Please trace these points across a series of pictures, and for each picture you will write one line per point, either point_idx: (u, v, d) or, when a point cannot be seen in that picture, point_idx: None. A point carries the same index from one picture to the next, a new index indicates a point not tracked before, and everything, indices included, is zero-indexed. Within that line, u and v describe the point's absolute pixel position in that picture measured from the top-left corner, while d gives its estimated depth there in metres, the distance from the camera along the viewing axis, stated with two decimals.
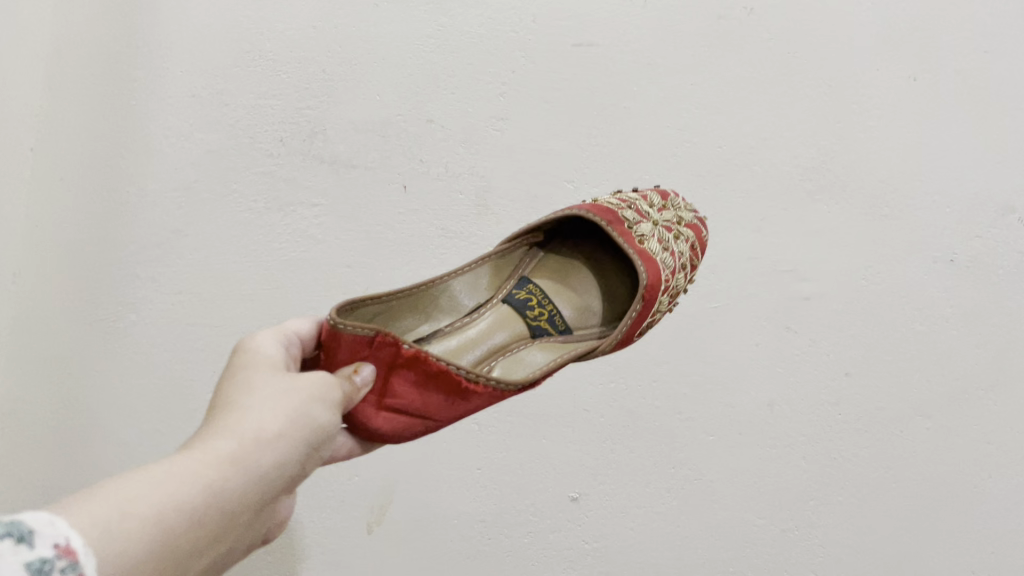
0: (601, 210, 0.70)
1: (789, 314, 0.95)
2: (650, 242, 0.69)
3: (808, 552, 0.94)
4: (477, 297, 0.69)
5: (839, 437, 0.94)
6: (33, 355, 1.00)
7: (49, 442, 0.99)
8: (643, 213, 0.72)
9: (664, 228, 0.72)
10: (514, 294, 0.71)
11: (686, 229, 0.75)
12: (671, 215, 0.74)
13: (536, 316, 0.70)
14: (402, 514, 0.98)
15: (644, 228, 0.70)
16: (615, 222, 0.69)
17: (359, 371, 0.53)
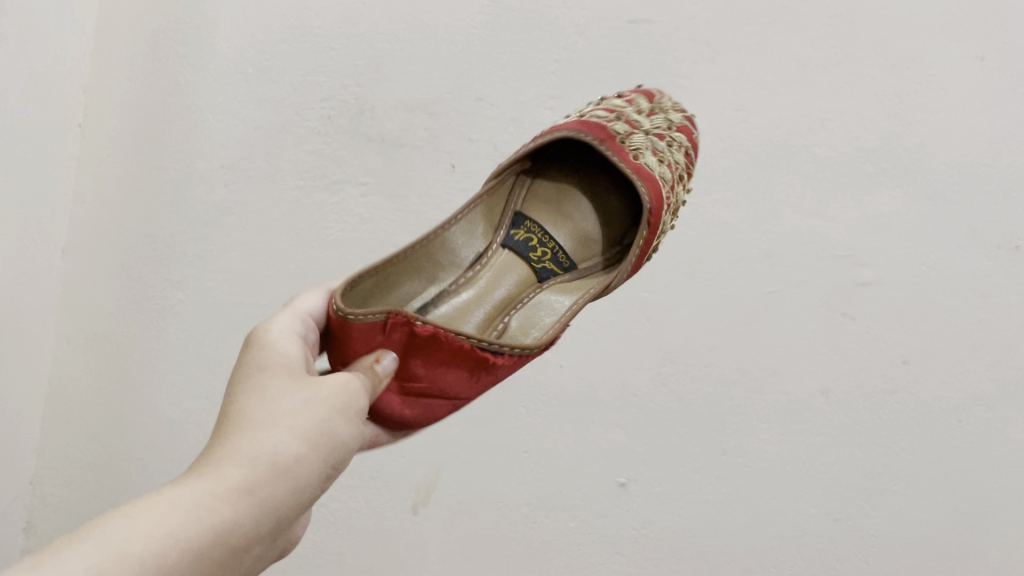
0: (591, 130, 0.66)
1: (846, 299, 0.92)
2: (644, 157, 0.66)
3: (860, 542, 0.92)
4: (476, 251, 0.67)
5: (896, 427, 0.91)
6: (105, 345, 1.04)
7: (104, 414, 1.03)
8: (633, 123, 0.70)
9: (655, 135, 0.70)
10: (513, 236, 0.68)
11: (676, 134, 0.72)
12: (660, 121, 0.72)
13: (540, 258, 0.69)
14: (446, 496, 0.97)
15: (636, 141, 0.67)
16: (609, 140, 0.66)
17: (381, 360, 0.50)
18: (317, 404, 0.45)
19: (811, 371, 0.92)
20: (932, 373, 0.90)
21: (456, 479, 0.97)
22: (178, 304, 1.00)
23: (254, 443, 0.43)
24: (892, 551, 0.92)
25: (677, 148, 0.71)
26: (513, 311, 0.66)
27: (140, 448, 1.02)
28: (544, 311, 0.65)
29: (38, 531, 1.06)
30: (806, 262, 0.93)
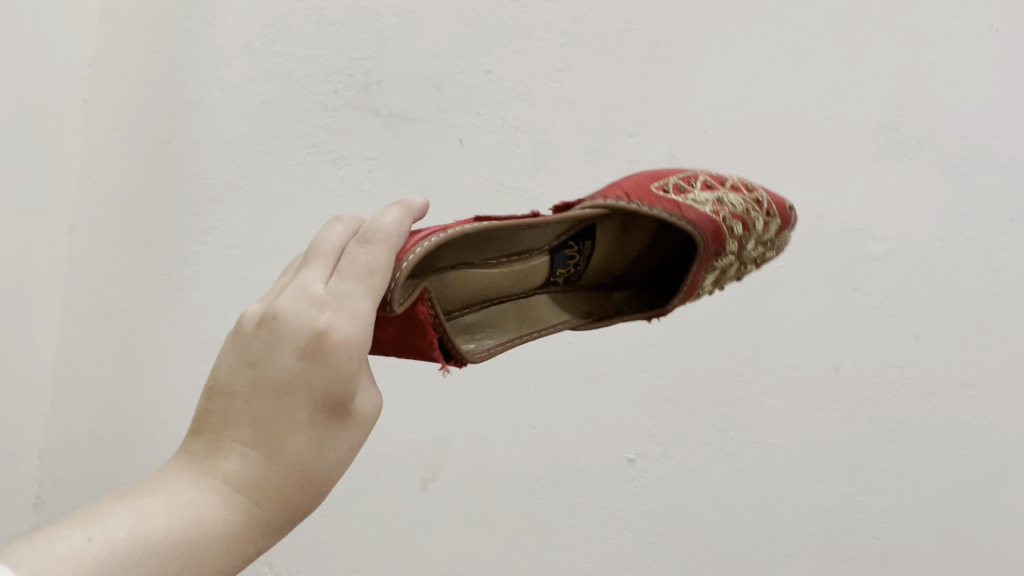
0: (713, 238, 0.62)
1: (855, 274, 0.92)
2: (708, 279, 0.65)
3: (870, 518, 0.91)
4: (532, 239, 0.61)
5: (907, 402, 0.90)
6: (114, 321, 1.03)
7: (111, 389, 1.03)
8: (743, 247, 0.67)
9: (741, 262, 0.69)
10: (563, 249, 0.64)
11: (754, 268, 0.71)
12: (758, 251, 0.70)
13: (559, 274, 0.65)
14: (454, 471, 0.97)
15: (719, 265, 0.65)
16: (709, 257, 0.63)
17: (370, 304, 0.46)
18: (352, 445, 0.44)
19: (820, 345, 0.92)
20: (943, 348, 0.90)
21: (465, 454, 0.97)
22: (186, 280, 1.00)
23: (267, 475, 0.41)
24: (905, 529, 0.91)
25: (732, 276, 0.70)
26: (495, 304, 0.61)
27: (145, 422, 1.02)
28: (517, 322, 0.62)
29: (46, 506, 1.05)
30: (817, 235, 0.93)
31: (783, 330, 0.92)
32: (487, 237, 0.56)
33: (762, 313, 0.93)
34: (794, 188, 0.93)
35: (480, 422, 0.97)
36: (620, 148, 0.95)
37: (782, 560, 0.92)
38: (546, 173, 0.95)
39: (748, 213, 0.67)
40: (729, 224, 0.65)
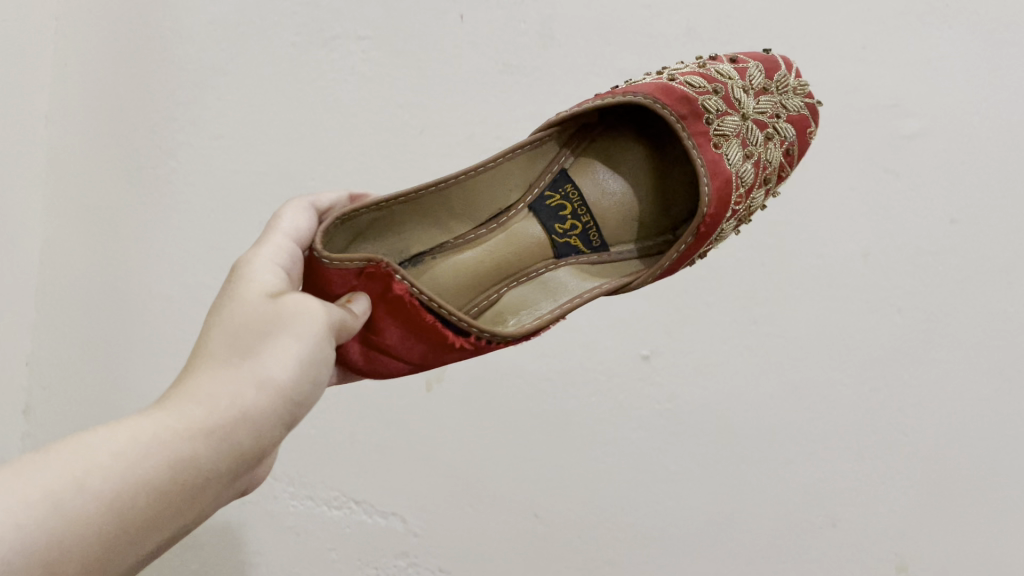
0: (667, 99, 0.63)
1: (892, 154, 0.85)
2: (729, 146, 0.64)
3: (897, 411, 0.86)
4: (501, 202, 0.66)
5: (942, 291, 0.84)
6: (101, 220, 0.99)
7: (98, 292, 0.99)
8: (733, 103, 0.66)
9: (755, 123, 0.66)
10: (547, 199, 0.68)
11: (785, 126, 0.68)
12: (767, 104, 0.68)
13: (567, 231, 0.68)
14: (463, 370, 0.94)
15: (726, 126, 0.65)
16: (689, 119, 0.64)
17: (352, 302, 0.47)
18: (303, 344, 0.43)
19: (848, 231, 0.86)
20: (981, 232, 0.84)
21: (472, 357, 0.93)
22: (172, 174, 0.96)
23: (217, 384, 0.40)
24: (935, 424, 0.86)
25: (773, 146, 0.67)
26: (514, 283, 0.65)
27: (135, 325, 0.98)
28: (546, 291, 0.65)
29: (36, 415, 1.01)
30: (846, 115, 0.87)
31: (806, 218, 0.88)
32: (438, 202, 0.60)
33: (785, 203, 0.88)
34: (825, 63, 0.87)
35: None
36: (633, 21, 0.88)
37: (804, 457, 0.88)
38: (553, 51, 0.89)
39: (705, 68, 0.67)
40: (689, 81, 0.65)
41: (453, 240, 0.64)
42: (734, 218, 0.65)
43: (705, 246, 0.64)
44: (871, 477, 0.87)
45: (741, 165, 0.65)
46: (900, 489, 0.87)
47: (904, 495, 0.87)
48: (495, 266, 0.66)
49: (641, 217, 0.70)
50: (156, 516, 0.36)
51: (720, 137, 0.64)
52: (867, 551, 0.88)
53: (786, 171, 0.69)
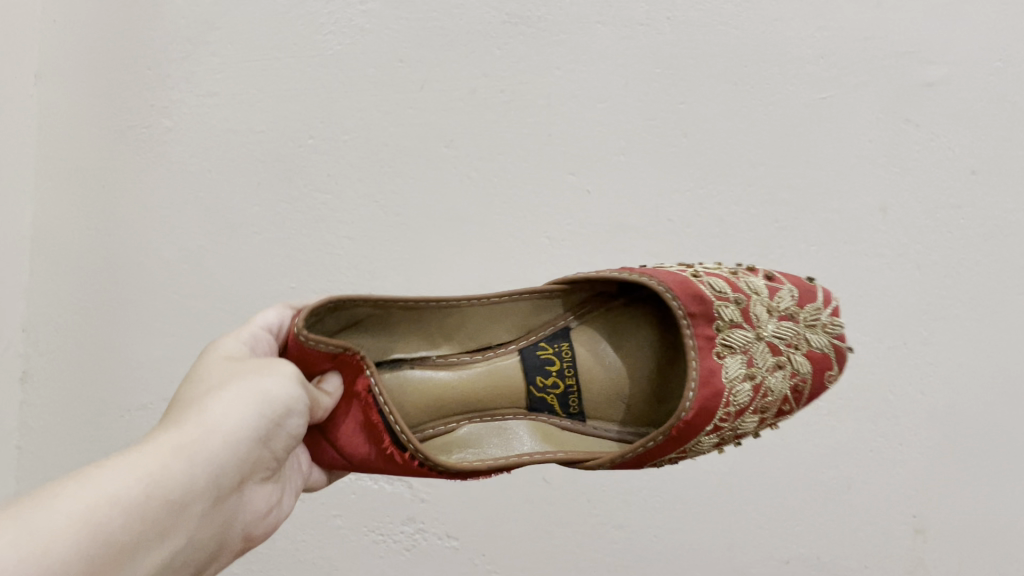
0: (687, 297, 0.61)
1: (910, 103, 0.82)
2: (728, 358, 0.61)
3: (917, 371, 0.83)
4: (492, 336, 0.65)
5: (963, 246, 0.82)
6: (91, 178, 0.95)
7: (92, 255, 0.96)
8: (752, 318, 0.63)
9: (770, 343, 0.63)
10: (536, 348, 0.66)
11: (802, 360, 0.64)
12: (790, 330, 0.64)
13: (549, 384, 0.66)
14: None
15: (733, 339, 0.62)
16: (698, 319, 0.61)
17: (324, 382, 0.52)
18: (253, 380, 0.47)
19: (866, 184, 0.83)
20: (1001, 184, 0.81)
21: None
22: (167, 133, 0.93)
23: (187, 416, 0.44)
24: (955, 383, 0.82)
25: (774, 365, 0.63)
26: (478, 419, 0.64)
27: (131, 288, 0.95)
28: (501, 438, 0.63)
29: (34, 381, 0.99)
30: (868, 61, 0.83)
31: (824, 170, 0.83)
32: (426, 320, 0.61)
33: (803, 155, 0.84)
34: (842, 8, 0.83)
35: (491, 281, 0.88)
36: None
37: (819, 418, 0.85)
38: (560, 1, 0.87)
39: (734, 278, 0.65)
40: (718, 305, 0.62)
41: (437, 356, 0.64)
42: (715, 435, 0.61)
43: (667, 456, 0.60)
44: (888, 437, 0.84)
45: (740, 380, 0.61)
46: (917, 450, 0.83)
47: (921, 456, 0.83)
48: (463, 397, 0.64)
49: (631, 397, 0.66)
50: (158, 516, 0.39)
51: (723, 338, 0.62)
52: (882, 514, 0.85)
53: (792, 406, 0.65)
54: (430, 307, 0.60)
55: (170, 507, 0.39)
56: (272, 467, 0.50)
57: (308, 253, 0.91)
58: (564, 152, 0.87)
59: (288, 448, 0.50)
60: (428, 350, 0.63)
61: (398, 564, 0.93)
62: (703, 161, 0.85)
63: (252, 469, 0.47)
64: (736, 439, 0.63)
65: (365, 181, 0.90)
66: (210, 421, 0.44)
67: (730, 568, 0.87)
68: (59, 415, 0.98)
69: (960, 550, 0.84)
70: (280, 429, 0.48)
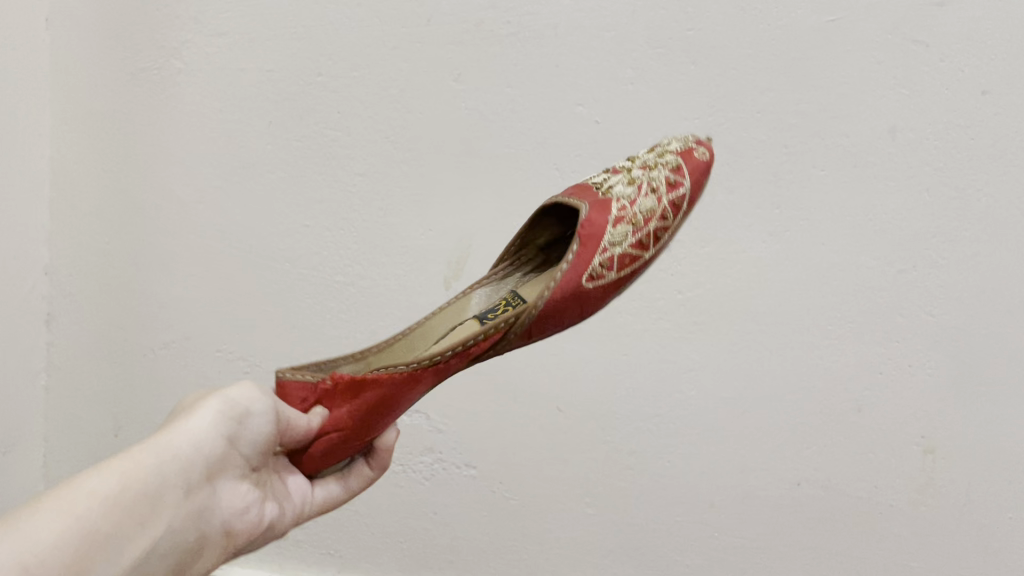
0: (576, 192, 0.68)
1: (920, 23, 0.80)
2: (613, 187, 0.66)
3: (925, 294, 0.83)
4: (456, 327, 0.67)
5: (973, 167, 0.81)
6: (105, 124, 0.96)
7: (108, 199, 0.98)
8: (616, 169, 0.68)
9: (639, 167, 0.67)
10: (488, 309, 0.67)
11: (672, 156, 0.68)
12: (651, 152, 0.69)
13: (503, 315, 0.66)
14: (481, 265, 0.91)
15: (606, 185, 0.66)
16: (578, 189, 0.67)
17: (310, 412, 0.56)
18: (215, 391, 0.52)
19: (876, 107, 0.82)
20: (1013, 103, 0.79)
21: (488, 251, 0.91)
22: (179, 75, 0.93)
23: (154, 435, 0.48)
24: (963, 304, 0.83)
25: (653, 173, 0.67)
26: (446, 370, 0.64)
27: (150, 230, 0.97)
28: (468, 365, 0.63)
29: (59, 322, 1.02)
30: None
31: (833, 94, 0.83)
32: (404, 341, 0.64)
33: (810, 80, 0.83)
34: None
35: (506, 217, 0.90)
36: None
37: (829, 343, 0.86)
38: None
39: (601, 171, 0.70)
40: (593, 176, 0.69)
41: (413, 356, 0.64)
42: (630, 233, 0.64)
43: (605, 272, 0.63)
44: (897, 361, 0.85)
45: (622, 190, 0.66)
46: (925, 372, 0.85)
47: (930, 378, 0.85)
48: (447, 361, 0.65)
49: None
50: (112, 529, 0.43)
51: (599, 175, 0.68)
52: (890, 436, 0.86)
53: (692, 195, 0.68)
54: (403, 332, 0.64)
55: (122, 520, 0.43)
56: (247, 470, 0.53)
57: (322, 191, 0.93)
58: (571, 84, 0.87)
59: (261, 454, 0.53)
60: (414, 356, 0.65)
61: (417, 493, 0.97)
62: (710, 88, 0.85)
63: (219, 473, 0.51)
64: (656, 238, 0.65)
65: (375, 117, 0.91)
66: (166, 440, 0.48)
67: (741, 490, 0.90)
68: (87, 356, 1.02)
69: (968, 468, 0.86)
70: (248, 435, 0.52)
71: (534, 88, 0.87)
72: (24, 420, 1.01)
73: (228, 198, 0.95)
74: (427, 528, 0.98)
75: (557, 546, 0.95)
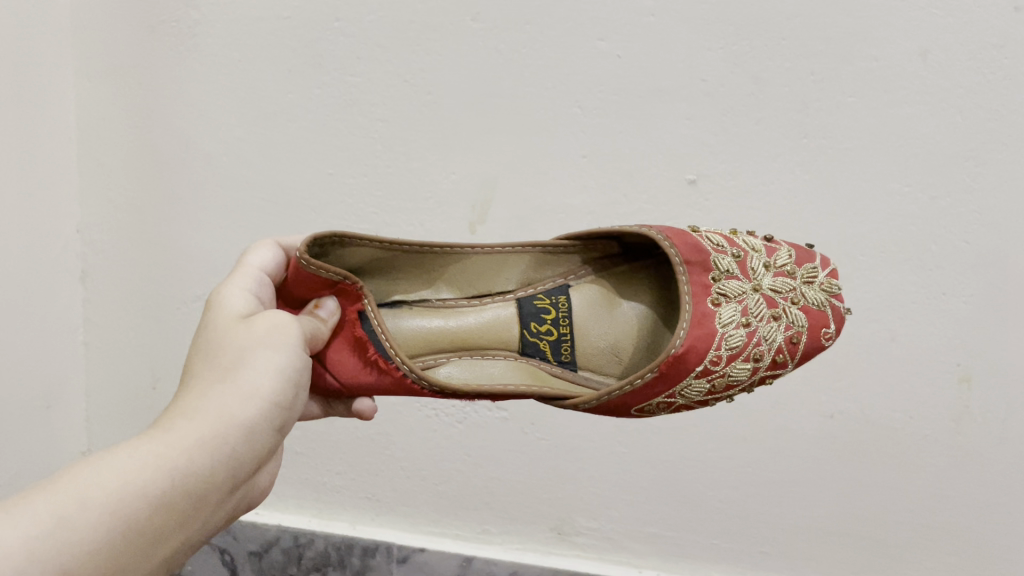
0: (684, 244, 0.60)
1: None
2: (725, 307, 0.59)
3: (960, 220, 0.81)
4: (490, 285, 0.66)
5: (1006, 86, 0.79)
6: (127, 78, 0.96)
7: (133, 154, 0.98)
8: (748, 271, 0.61)
9: (767, 296, 0.60)
10: (533, 300, 0.66)
11: (801, 309, 0.60)
12: (788, 282, 0.61)
13: (541, 333, 0.65)
14: (505, 209, 0.91)
15: (725, 286, 0.59)
16: (694, 268, 0.59)
17: (320, 306, 0.54)
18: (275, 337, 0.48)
19: (905, 28, 0.80)
20: None
21: (512, 193, 0.90)
22: (198, 26, 0.93)
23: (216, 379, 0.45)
24: (1000, 229, 0.81)
25: (770, 316, 0.59)
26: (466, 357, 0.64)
27: (174, 183, 0.97)
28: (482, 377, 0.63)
29: (93, 280, 1.03)
30: None
31: (861, 15, 0.80)
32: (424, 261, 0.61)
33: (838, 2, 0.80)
34: None
35: (528, 155, 0.89)
36: None
37: (860, 274, 0.85)
38: None
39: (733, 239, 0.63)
40: (705, 239, 0.61)
41: (436, 300, 0.64)
42: (706, 379, 0.58)
43: (655, 398, 0.57)
44: (931, 289, 0.83)
45: (734, 327, 0.58)
46: (961, 299, 0.83)
47: (966, 305, 0.83)
48: (457, 333, 0.64)
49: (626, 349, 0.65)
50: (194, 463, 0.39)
51: (718, 279, 0.60)
52: (926, 364, 0.85)
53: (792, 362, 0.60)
54: (440, 252, 0.61)
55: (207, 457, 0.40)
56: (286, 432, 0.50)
57: (344, 137, 0.92)
58: (591, 18, 0.85)
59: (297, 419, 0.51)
60: (428, 293, 0.64)
61: (451, 436, 0.97)
62: (732, 17, 0.82)
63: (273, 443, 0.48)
64: (730, 390, 0.59)
65: (393, 61, 0.90)
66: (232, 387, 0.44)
67: (774, 424, 0.90)
68: (123, 312, 1.03)
69: (1008, 395, 0.84)
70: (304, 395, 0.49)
71: (554, 24, 0.86)
72: (64, 376, 1.03)
73: (251, 148, 0.95)
74: (462, 470, 0.98)
75: (591, 485, 0.95)
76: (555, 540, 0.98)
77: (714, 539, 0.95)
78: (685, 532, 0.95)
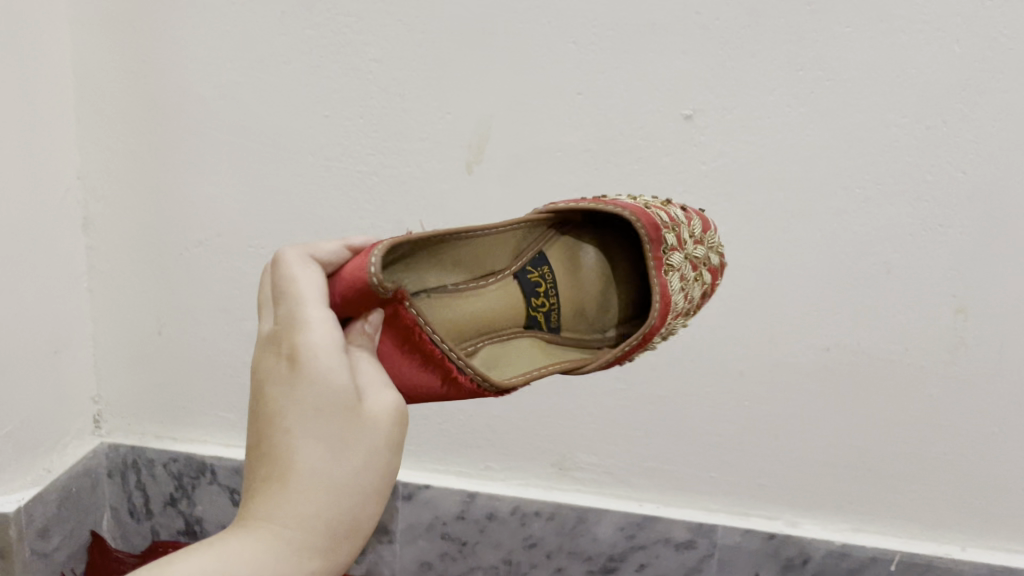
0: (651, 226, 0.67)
1: None
2: (673, 276, 0.68)
3: (956, 150, 0.81)
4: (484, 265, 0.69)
5: (1006, 14, 0.77)
6: (120, 23, 0.94)
7: (129, 101, 0.97)
8: (681, 240, 0.70)
9: (692, 262, 0.71)
10: (526, 273, 0.71)
11: (707, 270, 0.73)
12: (701, 250, 0.72)
13: (539, 305, 0.71)
14: (501, 148, 0.91)
15: (674, 259, 0.68)
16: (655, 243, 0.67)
17: None
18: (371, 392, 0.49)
19: None
20: None
21: (508, 132, 0.90)
22: None
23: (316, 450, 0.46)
24: (995, 160, 0.80)
25: (693, 280, 0.71)
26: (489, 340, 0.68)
27: (172, 128, 0.97)
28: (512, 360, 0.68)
29: (96, 227, 1.03)
30: None
31: None
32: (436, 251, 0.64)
33: None
34: None
35: (522, 93, 0.89)
36: None
37: (857, 206, 0.84)
38: None
39: (676, 225, 0.70)
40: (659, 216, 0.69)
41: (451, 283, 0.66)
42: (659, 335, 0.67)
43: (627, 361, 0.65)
44: (927, 221, 0.83)
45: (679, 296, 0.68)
46: (957, 231, 0.83)
47: (962, 237, 0.83)
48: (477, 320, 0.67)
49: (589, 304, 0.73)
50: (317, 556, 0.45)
51: (667, 251, 0.68)
52: (922, 297, 0.85)
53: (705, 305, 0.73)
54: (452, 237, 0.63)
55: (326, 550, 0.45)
56: None
57: (338, 79, 0.92)
58: None
59: None
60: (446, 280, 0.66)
61: None
62: None
63: None
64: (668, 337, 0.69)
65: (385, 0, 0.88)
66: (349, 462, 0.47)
67: (772, 357, 0.90)
68: (127, 257, 1.04)
69: (1001, 326, 0.85)
70: None
71: None
72: (73, 322, 1.04)
73: (246, 91, 0.94)
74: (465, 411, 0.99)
75: (591, 421, 0.97)
76: (556, 476, 1.00)
77: (711, 471, 0.97)
78: (682, 465, 0.97)
